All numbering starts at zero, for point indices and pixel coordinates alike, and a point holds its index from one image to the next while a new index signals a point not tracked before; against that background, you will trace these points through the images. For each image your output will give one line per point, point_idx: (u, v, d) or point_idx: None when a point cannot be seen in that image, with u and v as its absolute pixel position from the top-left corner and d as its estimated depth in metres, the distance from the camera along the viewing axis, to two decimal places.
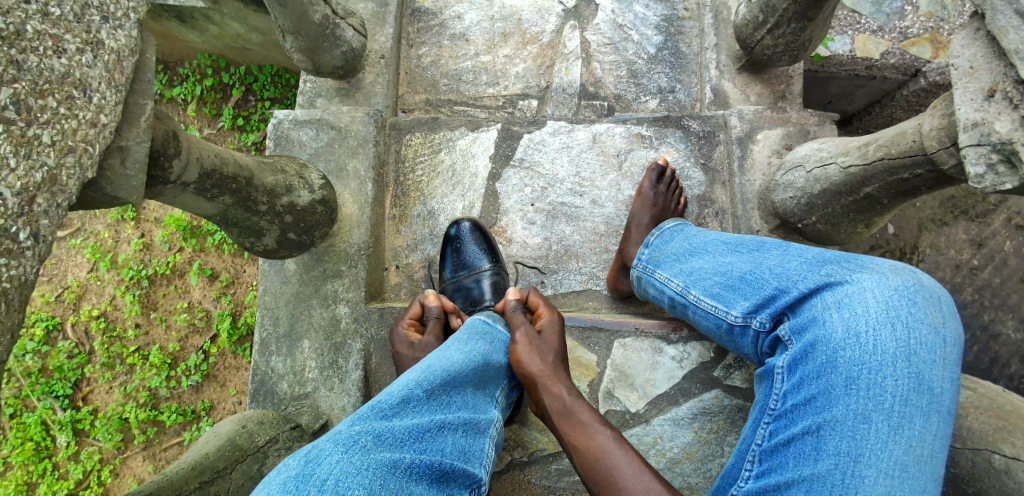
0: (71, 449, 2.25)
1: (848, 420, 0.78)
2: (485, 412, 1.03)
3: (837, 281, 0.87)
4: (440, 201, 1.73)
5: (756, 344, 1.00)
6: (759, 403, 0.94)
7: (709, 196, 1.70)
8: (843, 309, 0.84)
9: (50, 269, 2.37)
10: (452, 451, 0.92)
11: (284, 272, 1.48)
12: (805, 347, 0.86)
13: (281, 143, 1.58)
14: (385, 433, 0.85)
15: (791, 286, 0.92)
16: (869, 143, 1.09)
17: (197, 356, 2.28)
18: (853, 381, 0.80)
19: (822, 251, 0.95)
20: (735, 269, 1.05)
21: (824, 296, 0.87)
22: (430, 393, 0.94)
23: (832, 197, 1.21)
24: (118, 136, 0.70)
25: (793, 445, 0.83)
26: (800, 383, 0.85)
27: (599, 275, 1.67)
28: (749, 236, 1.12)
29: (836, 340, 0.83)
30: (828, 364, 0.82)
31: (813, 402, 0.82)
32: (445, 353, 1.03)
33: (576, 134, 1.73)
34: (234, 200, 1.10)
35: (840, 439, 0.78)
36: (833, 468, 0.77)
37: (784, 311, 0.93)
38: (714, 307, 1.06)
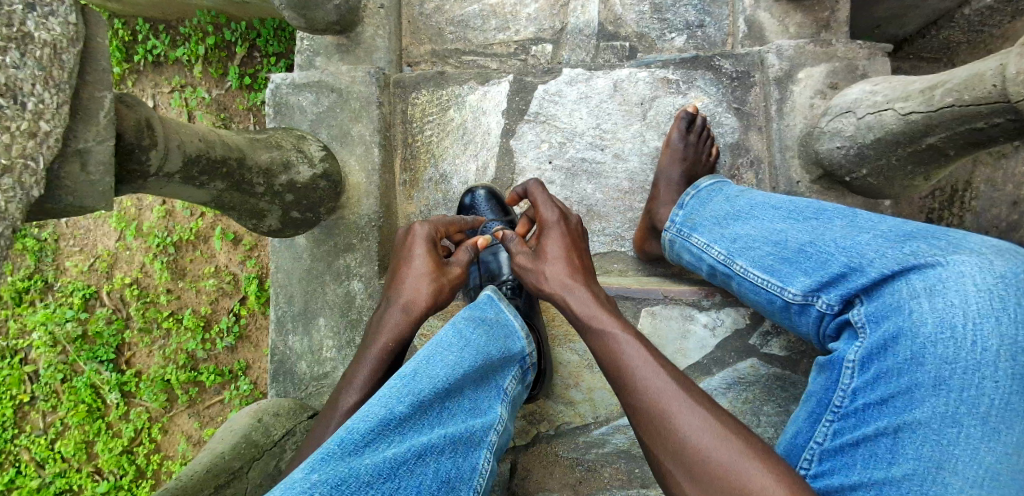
0: (121, 409, 2.33)
1: (935, 424, 0.70)
2: (479, 419, 0.94)
3: (927, 263, 0.77)
4: (452, 162, 1.63)
5: (818, 325, 0.92)
6: (816, 394, 0.85)
7: (744, 144, 1.55)
8: (936, 298, 0.75)
9: (80, 240, 2.39)
10: (432, 482, 0.85)
11: (295, 248, 1.43)
12: (885, 339, 0.77)
13: (282, 110, 1.49)
14: (348, 479, 0.75)
15: (865, 265, 0.82)
16: (935, 86, 0.96)
17: (228, 318, 2.30)
18: (943, 382, 0.71)
19: (900, 223, 0.85)
20: (790, 240, 0.96)
21: (912, 281, 0.77)
22: (408, 415, 0.84)
23: (888, 147, 1.08)
24: (73, 139, 0.63)
25: (863, 445, 0.75)
26: (875, 380, 0.77)
27: (624, 236, 1.57)
28: (804, 200, 1.02)
29: (925, 334, 0.74)
30: (915, 361, 0.74)
31: (891, 402, 0.74)
32: (432, 357, 0.90)
33: (595, 82, 1.58)
34: (228, 185, 1.03)
35: (922, 443, 0.70)
36: (911, 473, 0.70)
37: (856, 294, 0.84)
38: (766, 282, 0.97)
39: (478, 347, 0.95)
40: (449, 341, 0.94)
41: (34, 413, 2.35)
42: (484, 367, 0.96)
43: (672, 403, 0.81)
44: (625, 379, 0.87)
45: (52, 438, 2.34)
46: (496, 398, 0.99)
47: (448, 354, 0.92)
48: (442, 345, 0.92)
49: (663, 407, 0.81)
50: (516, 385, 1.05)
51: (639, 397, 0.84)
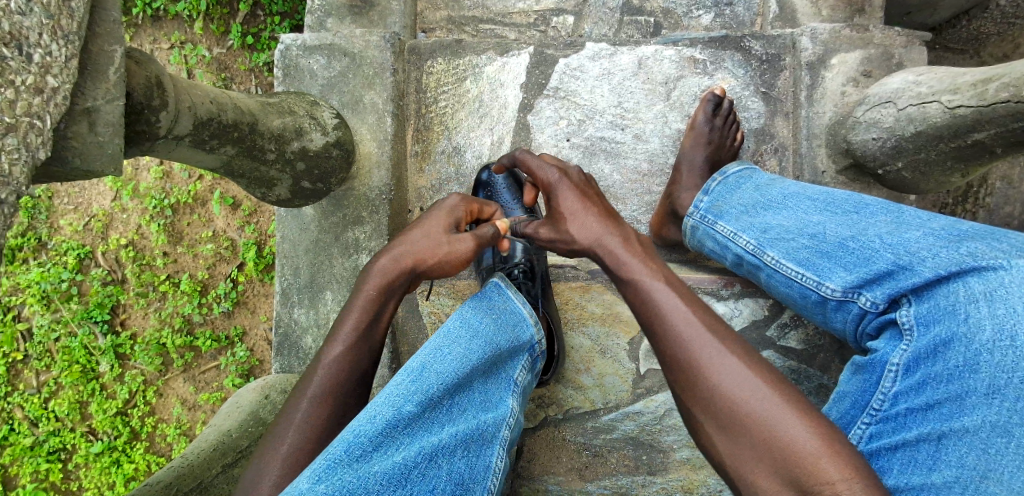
0: (115, 371, 2.31)
1: (983, 433, 0.69)
2: (490, 414, 0.90)
3: (986, 266, 0.75)
4: (466, 135, 1.57)
5: (856, 323, 0.90)
6: (852, 395, 0.85)
7: (769, 130, 1.50)
8: (995, 304, 0.72)
9: (75, 198, 2.32)
10: (446, 484, 0.81)
11: (302, 218, 1.38)
12: (935, 343, 0.76)
13: (291, 72, 1.42)
14: (357, 489, 0.73)
15: (916, 264, 0.81)
16: (989, 80, 0.91)
17: (226, 284, 2.26)
18: (997, 390, 0.69)
19: (954, 223, 0.84)
20: (829, 233, 0.94)
21: (969, 284, 0.75)
22: (416, 414, 0.81)
23: (928, 141, 1.03)
24: (81, 96, 0.58)
25: (902, 449, 0.75)
26: (921, 384, 0.76)
27: (640, 220, 1.53)
28: (844, 192, 0.99)
29: (982, 341, 0.71)
30: (967, 368, 0.72)
31: (937, 408, 0.73)
32: (438, 351, 0.88)
33: (619, 58, 1.52)
34: (239, 150, 0.97)
35: (967, 451, 0.69)
36: (953, 480, 0.69)
37: (904, 293, 0.82)
38: (801, 276, 0.95)
39: (488, 338, 0.93)
40: (456, 333, 0.91)
41: (27, 371, 2.33)
42: (493, 358, 0.93)
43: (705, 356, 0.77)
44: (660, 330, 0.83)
45: (46, 397, 2.32)
46: (506, 390, 0.95)
47: (456, 347, 0.90)
48: (449, 337, 0.90)
49: (697, 360, 0.77)
50: (527, 374, 1.01)
51: (675, 350, 0.80)
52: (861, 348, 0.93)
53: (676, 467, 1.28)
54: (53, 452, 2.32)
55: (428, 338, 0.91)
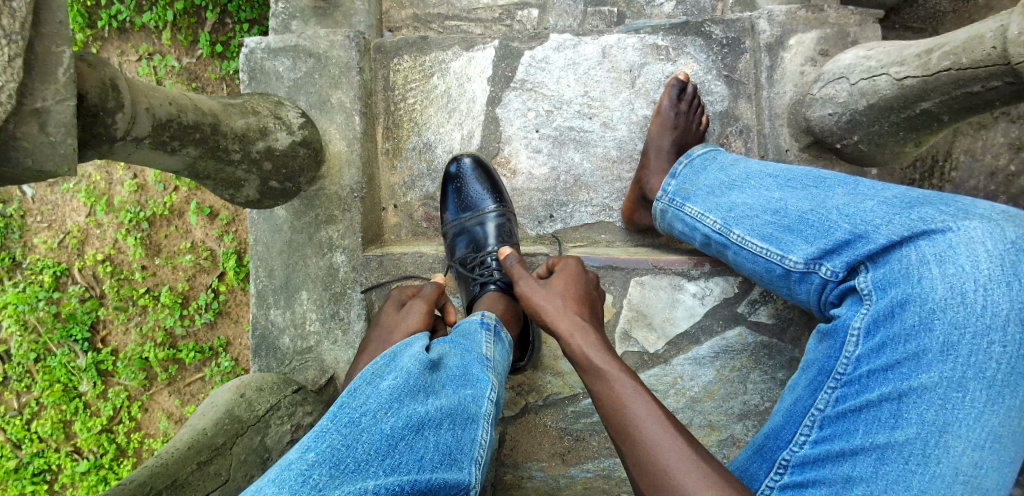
0: (98, 388, 2.27)
1: (940, 388, 0.71)
2: (470, 391, 0.91)
3: (937, 229, 0.78)
4: (437, 131, 1.58)
5: (819, 293, 0.92)
6: (819, 362, 0.87)
7: (734, 113, 1.52)
8: (946, 264, 0.76)
9: (47, 215, 2.29)
10: (434, 455, 0.81)
11: (275, 220, 1.39)
12: (893, 305, 0.78)
13: (256, 76, 1.42)
14: (345, 457, 0.76)
15: (872, 231, 0.83)
16: (933, 50, 0.94)
17: (207, 295, 2.24)
18: (951, 346, 0.72)
19: (904, 190, 0.86)
20: (790, 208, 0.96)
21: (921, 247, 0.78)
22: (397, 389, 0.85)
23: (880, 113, 1.07)
24: (29, 97, 0.58)
25: (865, 411, 0.76)
26: (880, 346, 0.78)
27: (612, 206, 1.55)
28: (803, 168, 1.02)
29: (935, 300, 0.75)
30: (922, 327, 0.74)
31: (896, 368, 0.75)
32: (395, 355, 0.92)
33: (583, 48, 1.54)
34: (202, 151, 0.98)
35: (926, 407, 0.71)
36: (914, 436, 0.71)
37: (861, 260, 0.84)
38: (765, 251, 0.97)
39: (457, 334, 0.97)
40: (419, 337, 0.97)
41: (7, 393, 2.29)
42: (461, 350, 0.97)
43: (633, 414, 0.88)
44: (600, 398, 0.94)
45: (29, 418, 2.28)
46: (483, 364, 0.96)
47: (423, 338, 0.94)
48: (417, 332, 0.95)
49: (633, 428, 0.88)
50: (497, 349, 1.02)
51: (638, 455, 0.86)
52: (825, 316, 0.95)
53: None
54: (37, 473, 2.28)
55: (394, 346, 0.96)
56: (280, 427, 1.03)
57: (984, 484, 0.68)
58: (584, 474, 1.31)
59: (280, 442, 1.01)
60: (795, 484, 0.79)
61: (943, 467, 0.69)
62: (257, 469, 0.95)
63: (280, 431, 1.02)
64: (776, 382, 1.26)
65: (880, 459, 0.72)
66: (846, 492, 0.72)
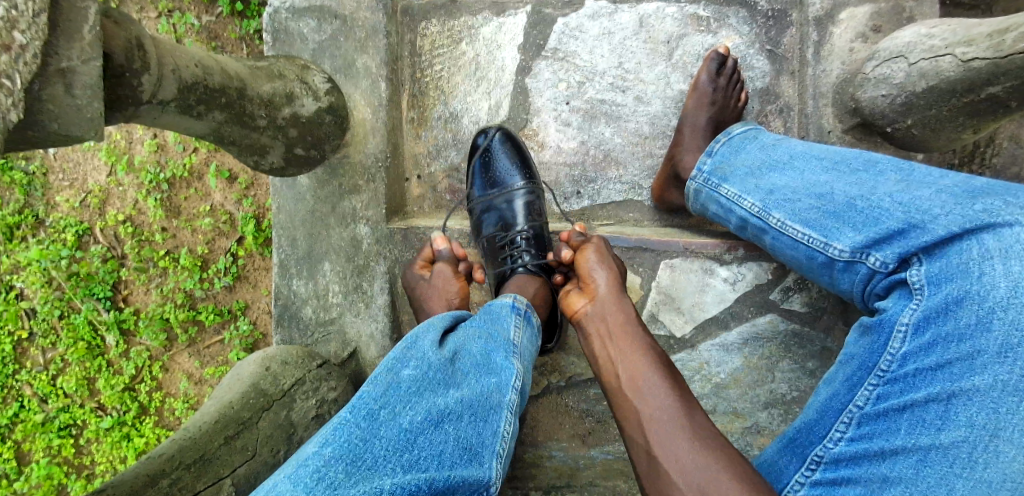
0: (121, 347, 2.31)
1: (994, 391, 0.67)
2: (494, 380, 0.87)
3: (1002, 222, 0.74)
4: (463, 100, 1.53)
5: (864, 284, 0.88)
6: (859, 358, 0.83)
7: (774, 90, 1.45)
8: (1010, 260, 0.71)
9: (69, 174, 2.29)
10: (454, 449, 0.77)
11: (298, 188, 1.36)
12: (947, 301, 0.74)
13: (280, 37, 1.37)
14: (363, 453, 0.73)
15: (928, 221, 0.79)
16: (1006, 29, 0.87)
17: (226, 259, 2.24)
18: (1010, 348, 0.68)
19: (966, 180, 0.82)
20: (837, 193, 0.91)
21: (984, 241, 0.74)
22: (416, 381, 0.82)
23: (940, 96, 1.00)
24: (55, 56, 0.55)
25: (909, 410, 0.72)
26: (930, 344, 0.74)
27: (642, 185, 1.50)
28: (853, 152, 0.97)
29: (996, 298, 0.70)
30: (979, 326, 0.70)
31: (947, 368, 0.71)
32: (415, 340, 0.88)
33: (619, 16, 1.47)
34: (228, 116, 0.94)
35: (977, 410, 0.67)
36: (961, 440, 0.67)
37: (915, 252, 0.79)
38: (808, 237, 0.93)
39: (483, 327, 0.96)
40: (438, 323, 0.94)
41: (34, 349, 2.34)
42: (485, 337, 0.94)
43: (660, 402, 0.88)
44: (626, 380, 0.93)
45: (54, 373, 2.34)
46: (507, 351, 0.92)
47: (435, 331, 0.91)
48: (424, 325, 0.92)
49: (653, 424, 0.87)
50: (523, 334, 0.99)
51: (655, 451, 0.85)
52: (867, 308, 0.91)
53: None
54: (64, 427, 2.34)
55: (413, 329, 0.92)
56: (305, 402, 1.02)
57: None
58: (604, 457, 1.29)
59: (305, 417, 1.01)
60: (828, 482, 0.76)
61: (992, 473, 0.64)
62: (283, 444, 0.94)
63: (304, 406, 1.02)
64: (806, 372, 1.23)
65: (922, 462, 0.68)
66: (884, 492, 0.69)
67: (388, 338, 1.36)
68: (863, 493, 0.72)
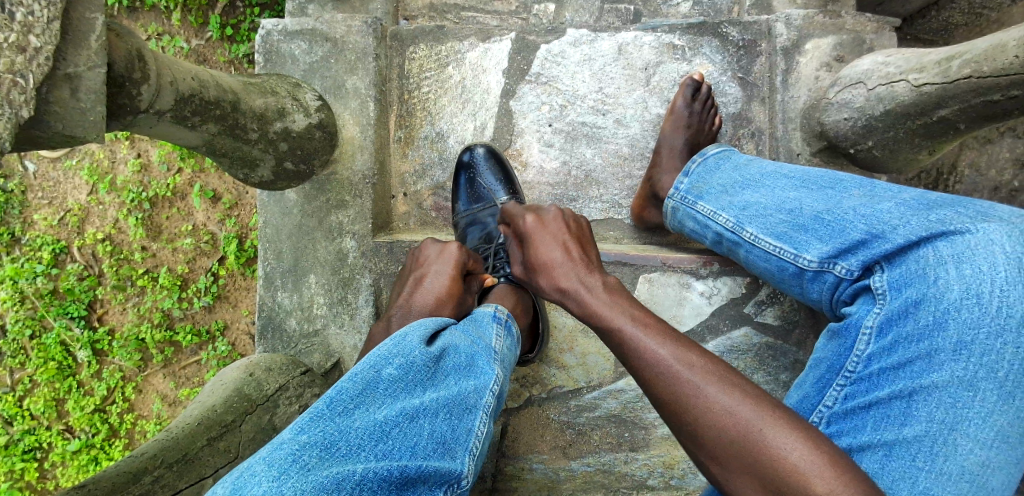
0: (93, 367, 2.27)
1: (951, 388, 0.71)
2: (472, 381, 0.89)
3: (954, 230, 0.79)
4: (449, 121, 1.58)
5: (832, 292, 0.92)
6: (828, 360, 0.86)
7: (746, 115, 1.53)
8: (963, 265, 0.76)
9: (50, 191, 2.27)
10: (427, 443, 0.78)
11: (285, 202, 1.38)
12: (907, 305, 0.78)
13: (272, 58, 1.41)
14: (338, 442, 0.72)
15: (888, 231, 0.83)
16: (952, 58, 0.95)
17: (206, 278, 2.23)
18: (964, 346, 0.73)
19: (921, 193, 0.87)
20: (805, 208, 0.96)
21: (938, 247, 0.79)
22: (396, 378, 0.82)
23: (897, 119, 1.07)
24: (62, 61, 0.58)
25: (875, 408, 0.76)
26: (892, 345, 0.78)
27: (621, 203, 1.55)
28: (817, 170, 1.03)
29: (951, 300, 0.75)
30: (936, 326, 0.75)
31: (908, 367, 0.75)
32: (401, 337, 0.88)
33: (600, 44, 1.54)
34: (221, 129, 0.98)
35: (936, 405, 0.71)
36: (922, 434, 0.71)
37: (877, 260, 0.84)
38: (778, 249, 0.98)
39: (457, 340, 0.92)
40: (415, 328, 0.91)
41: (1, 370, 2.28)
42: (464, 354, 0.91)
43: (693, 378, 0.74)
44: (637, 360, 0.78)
45: (21, 395, 2.27)
46: (490, 356, 0.95)
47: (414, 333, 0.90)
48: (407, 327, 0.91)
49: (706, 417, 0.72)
50: (503, 341, 1.01)
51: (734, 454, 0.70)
52: (836, 316, 0.95)
53: (658, 442, 1.30)
54: (28, 451, 2.27)
55: (400, 330, 0.92)
56: (288, 408, 1.02)
57: (989, 484, 0.68)
58: (585, 468, 1.30)
59: (289, 421, 1.00)
60: None
61: (950, 465, 0.68)
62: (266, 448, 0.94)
63: (288, 412, 1.01)
64: (780, 383, 1.26)
65: (887, 456, 0.71)
66: None
67: None
68: None
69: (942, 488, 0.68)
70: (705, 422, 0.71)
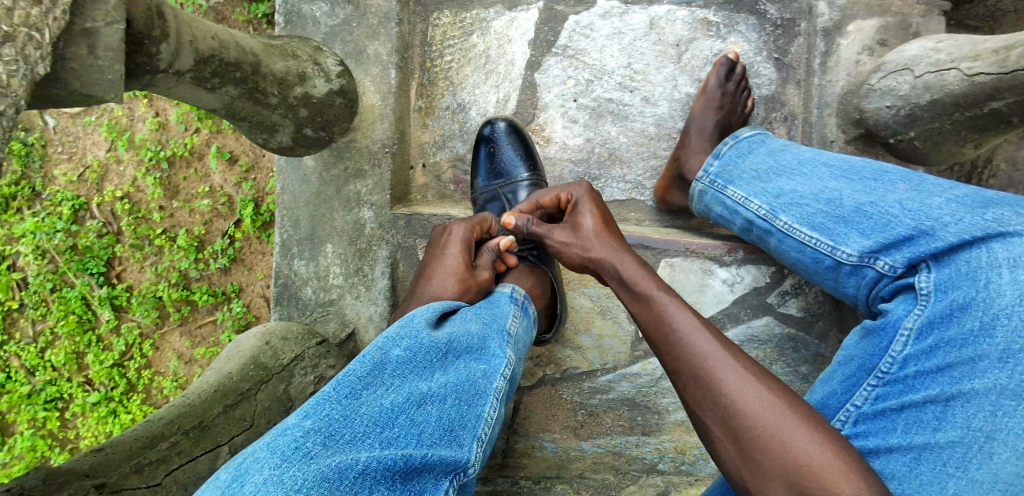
0: (113, 322, 2.30)
1: (992, 395, 0.68)
2: (482, 366, 0.88)
3: (1012, 232, 0.75)
4: (471, 92, 1.54)
5: (870, 287, 0.89)
6: (859, 358, 0.83)
7: (780, 98, 1.47)
8: (1018, 270, 0.72)
9: (70, 147, 2.28)
10: (433, 430, 0.77)
11: (303, 169, 1.37)
12: (952, 308, 0.75)
13: (293, 19, 1.37)
14: (342, 428, 0.71)
15: (937, 229, 0.80)
16: (1012, 46, 0.89)
17: (223, 241, 2.24)
18: (1011, 354, 0.69)
19: (975, 190, 0.83)
20: (846, 199, 0.93)
21: (993, 250, 0.75)
22: (406, 360, 0.81)
23: (943, 110, 1.02)
24: (79, 16, 0.55)
25: (906, 411, 0.73)
26: (932, 348, 0.75)
27: (645, 184, 1.51)
28: (860, 159, 0.98)
29: (1001, 305, 0.71)
30: (983, 332, 0.71)
31: (947, 371, 0.72)
32: (408, 319, 0.87)
33: (631, 17, 1.48)
34: (240, 91, 0.95)
35: (974, 412, 0.69)
36: (957, 440, 0.69)
37: (923, 258, 0.80)
38: (814, 240, 0.94)
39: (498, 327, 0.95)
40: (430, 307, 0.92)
41: (23, 321, 2.33)
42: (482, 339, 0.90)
43: (728, 375, 0.77)
44: (676, 351, 0.83)
45: (43, 346, 2.32)
46: (502, 339, 0.93)
47: (423, 314, 0.89)
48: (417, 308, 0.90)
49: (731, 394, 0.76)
50: (519, 324, 1.00)
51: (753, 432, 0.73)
52: (871, 312, 0.92)
53: (671, 428, 1.29)
54: (50, 400, 2.33)
55: (409, 313, 0.90)
56: (304, 378, 1.02)
57: None
58: (595, 450, 1.30)
59: (303, 392, 1.01)
60: None
61: (983, 474, 0.66)
62: (281, 416, 0.94)
63: (303, 382, 1.02)
64: (800, 375, 1.24)
65: (915, 460, 0.70)
66: None
67: (385, 322, 1.36)
68: None
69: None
70: (735, 421, 0.74)
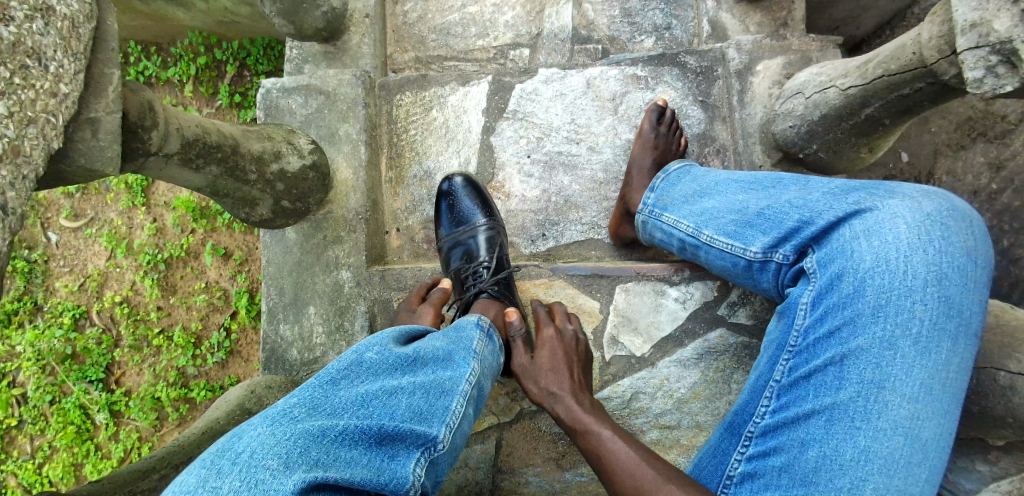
0: (110, 429, 2.32)
1: (873, 348, 0.80)
2: (449, 371, 0.95)
3: (866, 208, 0.87)
4: (436, 159, 1.71)
5: (777, 277, 1.01)
6: (778, 338, 0.95)
7: (710, 134, 1.64)
8: (872, 237, 0.85)
9: (70, 260, 2.42)
10: (405, 409, 0.86)
11: (286, 241, 1.49)
12: (832, 278, 0.87)
13: (271, 112, 1.55)
14: (323, 404, 0.83)
15: (815, 217, 0.92)
16: (869, 61, 1.06)
17: (220, 333, 2.33)
18: (881, 308, 0.81)
19: (846, 181, 0.95)
20: (750, 206, 1.05)
21: (852, 225, 0.88)
22: (378, 361, 0.91)
23: (833, 122, 1.17)
24: (84, 108, 0.70)
25: (814, 377, 0.84)
26: (823, 316, 0.86)
27: (600, 224, 1.65)
28: (764, 172, 1.11)
29: (865, 269, 0.84)
30: (856, 293, 0.83)
31: (836, 334, 0.83)
32: (380, 335, 0.98)
33: (570, 80, 1.67)
34: (222, 171, 1.10)
35: (863, 367, 0.80)
36: (856, 394, 0.79)
37: (809, 243, 0.93)
38: (730, 246, 1.05)
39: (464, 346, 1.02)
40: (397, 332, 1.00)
41: (22, 436, 2.35)
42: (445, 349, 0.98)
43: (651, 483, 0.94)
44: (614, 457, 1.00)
45: (41, 462, 2.34)
46: (467, 353, 1.01)
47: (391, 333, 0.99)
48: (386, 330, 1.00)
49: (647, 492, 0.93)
50: (486, 344, 1.08)
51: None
52: None
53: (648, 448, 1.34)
54: None
55: (379, 332, 0.99)
56: None
57: (922, 436, 0.76)
58: (579, 478, 1.35)
59: None
60: (761, 454, 0.87)
61: (883, 422, 0.76)
62: None
63: None
64: None
65: (828, 421, 0.80)
66: (802, 454, 0.80)
67: None
68: (788, 459, 0.82)
69: (880, 443, 0.76)
70: None
